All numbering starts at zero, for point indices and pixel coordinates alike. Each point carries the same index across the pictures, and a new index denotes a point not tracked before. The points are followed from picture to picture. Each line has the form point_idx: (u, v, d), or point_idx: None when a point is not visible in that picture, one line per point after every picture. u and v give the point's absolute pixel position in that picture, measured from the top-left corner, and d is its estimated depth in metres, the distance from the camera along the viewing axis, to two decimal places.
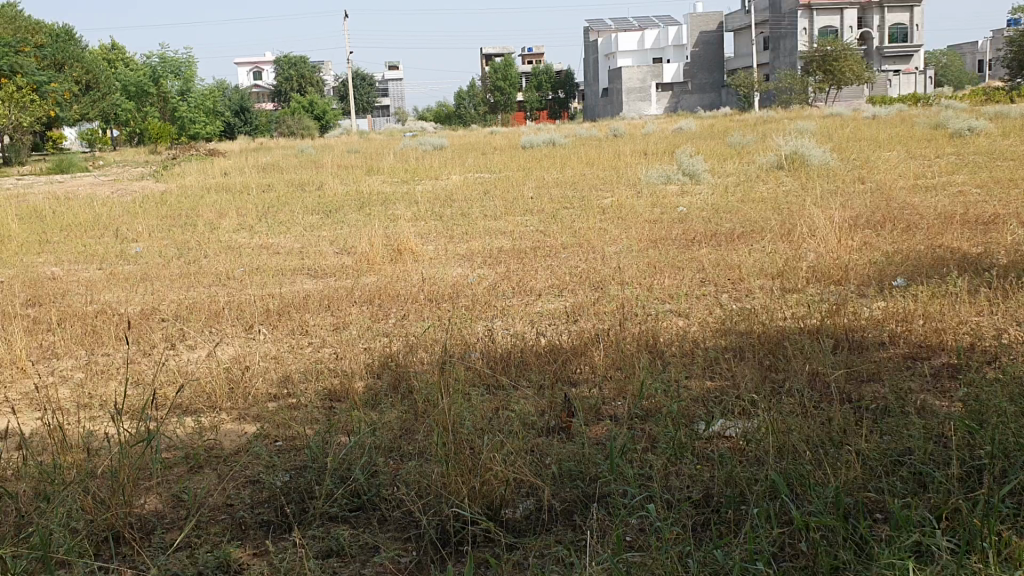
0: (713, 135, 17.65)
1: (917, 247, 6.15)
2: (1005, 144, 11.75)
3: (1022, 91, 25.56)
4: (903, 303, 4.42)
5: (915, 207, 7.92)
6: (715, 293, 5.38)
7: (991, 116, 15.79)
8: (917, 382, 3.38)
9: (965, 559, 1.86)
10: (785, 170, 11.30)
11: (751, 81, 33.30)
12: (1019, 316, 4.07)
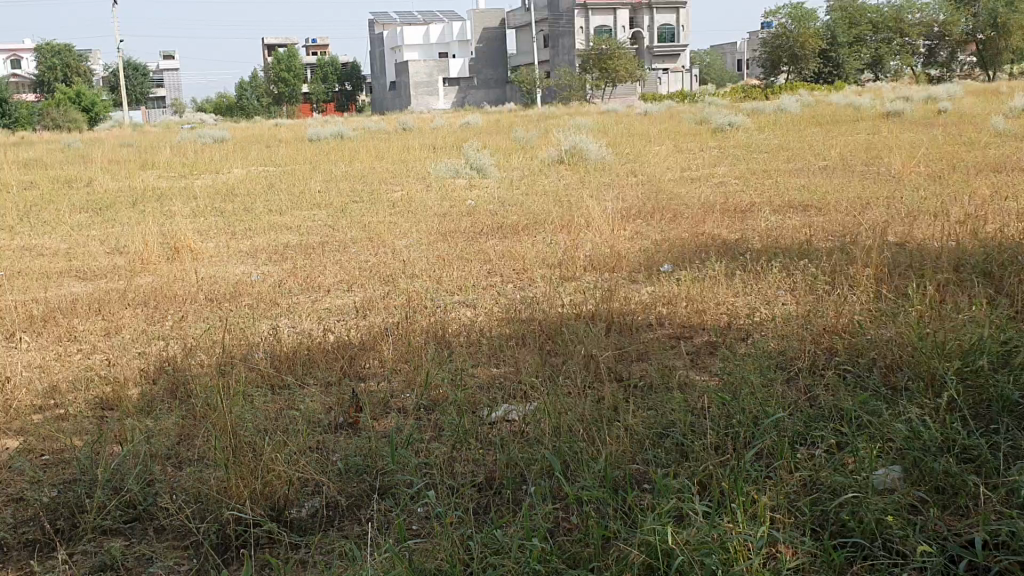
0: (499, 130, 18.04)
1: (683, 235, 6.59)
2: (761, 137, 12.74)
3: (774, 88, 27.79)
4: (669, 288, 4.73)
5: (682, 197, 8.47)
6: (499, 282, 5.53)
7: (749, 111, 17.06)
8: (682, 360, 3.64)
9: (717, 519, 2.04)
10: (566, 164, 11.73)
11: (533, 77, 34.27)
12: (768, 295, 4.45)
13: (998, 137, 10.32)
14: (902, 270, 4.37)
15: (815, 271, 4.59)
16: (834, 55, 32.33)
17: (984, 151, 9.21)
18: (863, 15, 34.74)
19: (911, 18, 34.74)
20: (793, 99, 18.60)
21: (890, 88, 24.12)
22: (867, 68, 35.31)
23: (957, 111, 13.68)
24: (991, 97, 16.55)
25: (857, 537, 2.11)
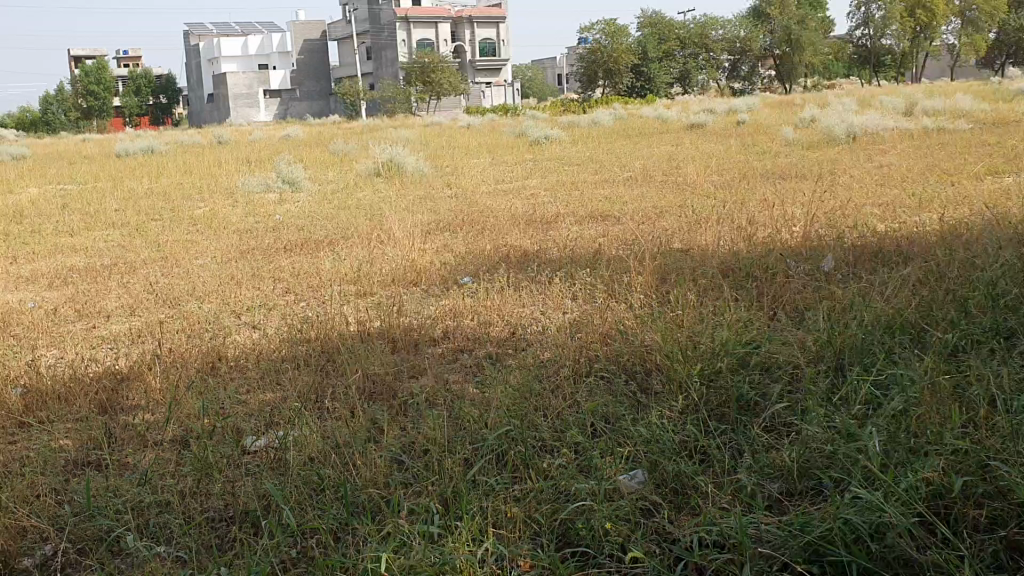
0: (319, 142, 17.72)
1: (485, 247, 6.64)
2: (574, 149, 13.08)
3: (592, 102, 28.65)
4: (459, 302, 4.73)
5: (491, 209, 8.55)
6: (293, 301, 5.38)
7: (568, 125, 17.49)
8: (458, 373, 3.62)
9: (443, 542, 2.04)
10: (382, 176, 11.63)
11: (357, 90, 33.94)
12: (553, 305, 4.52)
13: (787, 146, 11.00)
14: (677, 277, 4.53)
15: (599, 281, 4.72)
16: (645, 69, 33.76)
17: (773, 160, 9.79)
18: (671, 31, 36.41)
19: (715, 34, 36.70)
20: (608, 113, 19.22)
21: (697, 103, 25.40)
22: (677, 81, 37.02)
23: (753, 123, 14.53)
24: (784, 109, 17.69)
25: (586, 546, 2.17)
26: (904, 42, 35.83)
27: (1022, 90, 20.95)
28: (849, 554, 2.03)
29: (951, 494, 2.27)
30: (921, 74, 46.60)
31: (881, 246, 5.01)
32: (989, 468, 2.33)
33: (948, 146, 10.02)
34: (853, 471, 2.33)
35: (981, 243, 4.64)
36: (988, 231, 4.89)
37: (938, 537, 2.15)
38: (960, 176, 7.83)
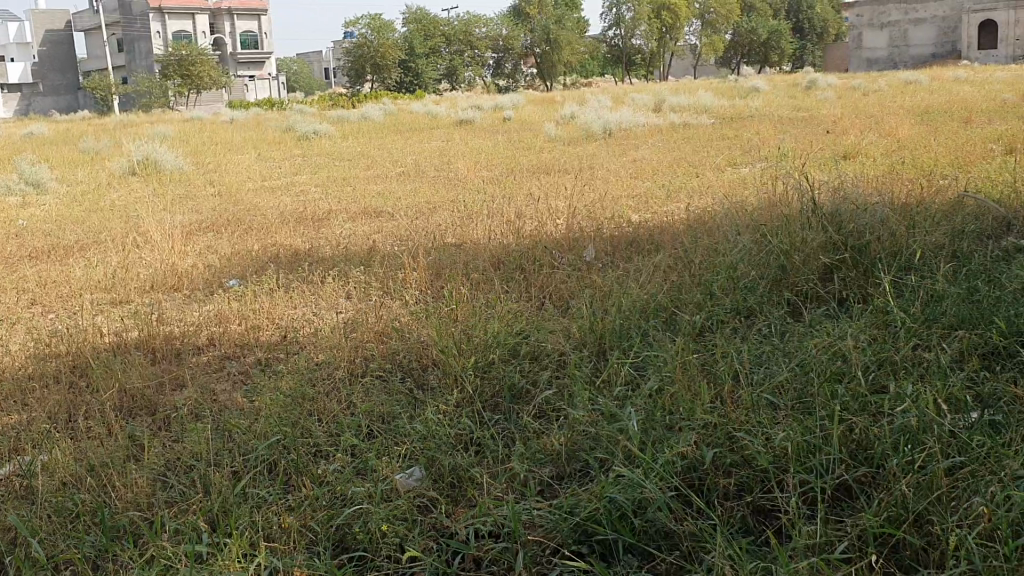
0: (64, 139, 16.44)
1: (252, 247, 6.42)
2: (344, 144, 12.92)
3: (359, 97, 28.37)
4: (226, 305, 4.55)
5: (258, 207, 8.29)
6: (40, 313, 4.96)
7: (336, 119, 17.23)
8: (226, 382, 3.48)
9: (213, 562, 1.97)
10: (137, 175, 10.94)
11: (106, 84, 31.75)
12: (324, 305, 4.44)
13: (549, 141, 11.41)
14: (449, 275, 4.59)
15: (373, 279, 4.69)
16: (412, 65, 33.80)
17: (537, 155, 10.13)
18: (437, 28, 36.72)
19: (478, 32, 37.41)
20: (376, 108, 19.13)
21: (463, 99, 25.82)
22: (443, 77, 37.48)
23: (518, 119, 14.99)
24: (545, 105, 18.35)
25: (363, 549, 2.17)
26: (652, 42, 38.22)
27: (752, 88, 22.95)
28: (614, 532, 2.16)
29: (703, 466, 2.47)
30: (667, 72, 49.84)
31: (636, 236, 5.33)
32: (735, 439, 2.56)
33: (694, 140, 10.80)
34: (617, 451, 2.49)
35: (723, 231, 5.06)
36: (728, 219, 5.33)
37: (694, 508, 2.34)
38: (703, 168, 8.46)
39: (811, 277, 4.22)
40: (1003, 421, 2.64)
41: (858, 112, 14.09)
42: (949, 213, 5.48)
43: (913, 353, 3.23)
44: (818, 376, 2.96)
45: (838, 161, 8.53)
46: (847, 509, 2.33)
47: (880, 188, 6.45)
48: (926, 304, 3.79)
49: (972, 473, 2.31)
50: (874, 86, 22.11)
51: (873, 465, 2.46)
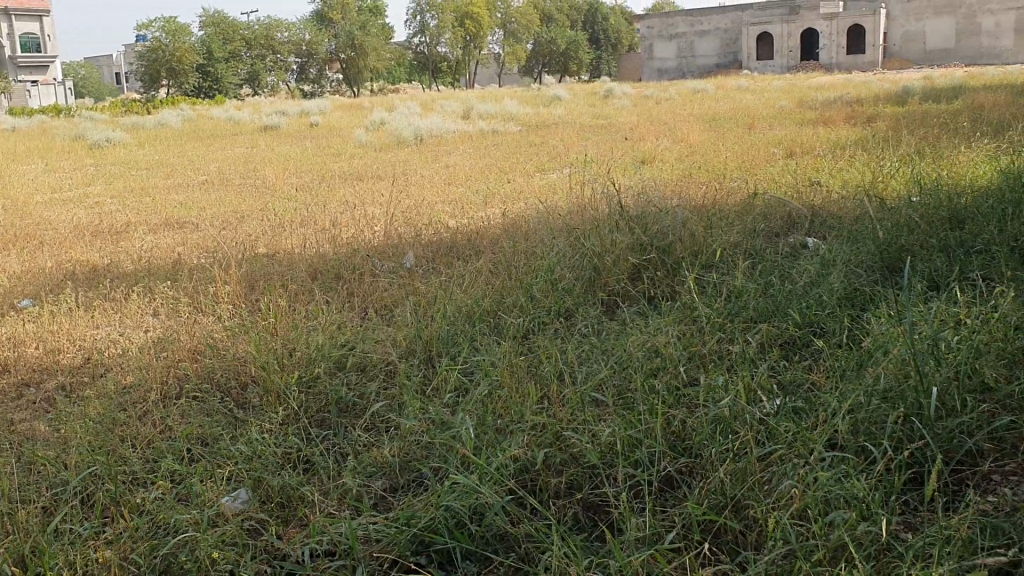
0: None
1: (44, 263, 5.97)
2: (140, 152, 12.26)
3: (153, 103, 26.96)
4: (18, 327, 4.22)
5: (49, 221, 7.72)
6: None
7: (130, 126, 16.35)
8: (24, 410, 3.23)
9: None
10: None
11: None
12: (131, 322, 4.20)
13: (359, 148, 11.30)
14: (266, 287, 4.46)
15: (182, 294, 4.48)
16: (211, 69, 32.29)
17: (347, 161, 10.01)
18: (236, 31, 35.49)
19: (280, 36, 36.47)
20: (173, 114, 18.30)
21: (265, 105, 25.08)
22: (246, 82, 36.41)
23: (325, 125, 14.76)
24: (352, 112, 18.17)
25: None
26: (457, 49, 38.66)
27: (554, 96, 23.61)
28: (453, 540, 2.17)
29: (535, 467, 2.53)
30: (472, 81, 50.52)
31: (453, 242, 5.37)
32: (563, 438, 2.64)
33: (503, 146, 11.01)
34: (449, 459, 2.51)
35: (537, 235, 5.19)
36: (541, 224, 5.48)
37: (529, 508, 2.39)
38: (513, 174, 8.64)
39: (622, 278, 4.41)
40: (803, 405, 2.86)
41: (654, 119, 14.80)
42: (742, 213, 5.87)
43: (720, 345, 3.45)
44: (637, 372, 3.11)
45: (639, 165, 8.94)
46: (671, 499, 2.44)
47: (679, 191, 6.82)
48: (729, 299, 4.04)
49: (781, 457, 2.48)
50: (666, 94, 23.30)
51: (692, 456, 2.60)
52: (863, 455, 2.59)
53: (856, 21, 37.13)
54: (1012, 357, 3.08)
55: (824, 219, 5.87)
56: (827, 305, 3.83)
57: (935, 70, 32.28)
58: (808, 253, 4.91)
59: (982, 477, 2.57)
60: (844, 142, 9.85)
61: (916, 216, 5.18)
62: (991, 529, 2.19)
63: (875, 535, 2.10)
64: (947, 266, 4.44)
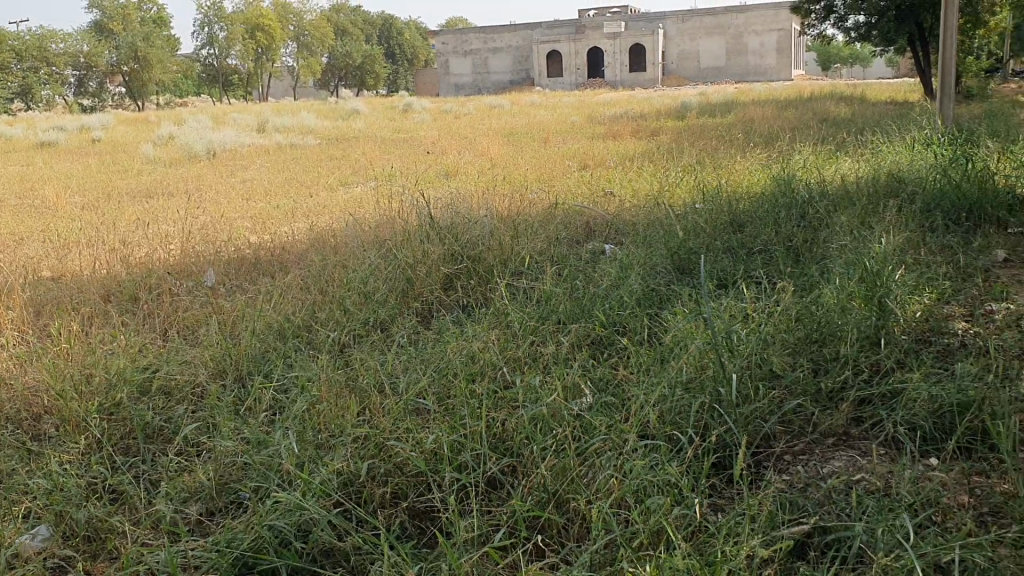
0: None
1: None
2: None
3: None
4: None
5: None
6: None
7: None
8: None
9: None
10: None
11: None
12: None
13: (148, 163, 10.76)
14: (56, 311, 4.18)
15: None
16: None
17: (136, 177, 9.51)
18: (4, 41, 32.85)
19: (54, 47, 34.14)
20: None
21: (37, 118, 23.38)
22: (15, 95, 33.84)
23: (109, 140, 13.94)
24: (137, 127, 17.25)
25: None
26: (248, 63, 37.61)
27: (351, 110, 23.42)
28: (278, 558, 2.12)
29: (358, 479, 2.51)
30: (266, 95, 49.29)
31: (257, 259, 5.23)
32: (386, 448, 2.64)
33: (302, 160, 10.81)
34: (270, 477, 2.45)
35: (346, 249, 5.14)
36: (348, 237, 5.44)
37: (355, 520, 2.36)
38: (316, 187, 8.51)
39: (434, 288, 4.45)
40: (615, 400, 2.99)
41: (453, 133, 14.98)
42: (544, 222, 6.06)
43: (532, 348, 3.54)
44: (456, 378, 3.15)
45: (443, 178, 9.03)
46: (496, 499, 2.48)
47: (483, 202, 6.95)
48: (539, 305, 4.17)
49: (598, 450, 2.58)
50: (462, 109, 23.66)
51: (514, 455, 2.65)
52: (672, 444, 2.73)
53: (639, 39, 39.22)
54: (795, 346, 3.36)
55: (621, 224, 6.15)
56: (629, 305, 4.03)
57: (710, 87, 34.62)
58: (609, 257, 5.13)
59: (777, 457, 2.78)
60: (633, 154, 10.36)
61: (703, 221, 5.54)
62: (789, 503, 2.36)
63: (689, 517, 2.22)
64: (733, 266, 4.77)
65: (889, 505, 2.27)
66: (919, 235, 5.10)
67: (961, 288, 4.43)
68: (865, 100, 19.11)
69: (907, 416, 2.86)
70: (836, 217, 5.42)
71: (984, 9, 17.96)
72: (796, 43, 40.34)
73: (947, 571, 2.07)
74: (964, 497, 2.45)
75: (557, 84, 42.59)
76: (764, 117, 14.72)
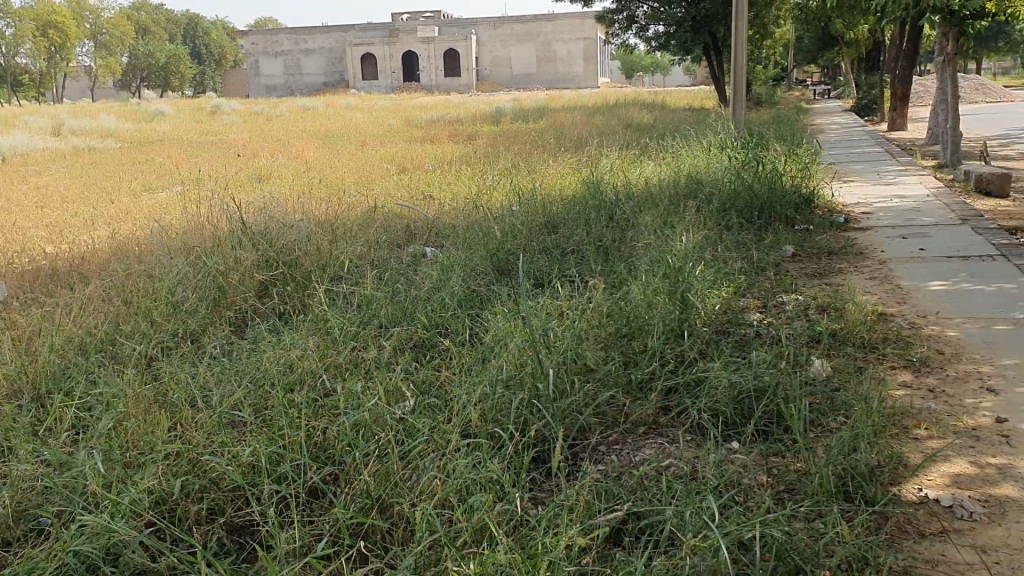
0: None
1: None
2: None
3: None
4: None
5: None
6: None
7: None
8: None
9: None
10: None
11: None
12: None
13: None
14: None
15: None
16: None
17: None
18: None
19: None
20: None
21: None
22: None
23: None
24: None
25: None
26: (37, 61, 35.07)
27: (155, 112, 22.34)
28: None
29: (172, 497, 2.42)
30: (58, 95, 46.16)
31: (54, 270, 4.91)
32: (200, 464, 2.55)
33: (101, 165, 10.22)
34: (74, 501, 2.32)
35: (153, 258, 4.91)
36: (155, 245, 5.20)
37: (170, 540, 2.28)
38: (118, 193, 8.07)
39: (248, 296, 4.33)
40: (437, 402, 3.00)
41: (265, 136, 14.57)
42: (362, 226, 6.01)
43: (353, 354, 3.51)
44: (273, 388, 3.07)
45: (255, 183, 8.77)
46: (319, 509, 2.44)
47: (298, 207, 6.80)
48: (358, 310, 4.13)
49: (420, 452, 2.59)
50: (274, 111, 23.05)
51: (336, 464, 2.62)
52: (494, 442, 2.78)
53: (452, 44, 39.58)
54: (608, 341, 3.49)
55: (438, 227, 6.18)
56: (450, 307, 4.06)
57: (523, 92, 35.41)
58: (428, 260, 5.16)
59: (592, 448, 2.88)
60: (449, 158, 10.43)
61: (519, 223, 5.66)
62: (605, 492, 2.46)
63: (509, 512, 2.27)
64: (549, 266, 4.91)
65: (695, 488, 2.41)
66: (717, 233, 5.44)
67: (754, 282, 4.75)
68: (666, 106, 20.09)
69: (710, 403, 3.04)
70: (642, 217, 5.68)
71: (769, 21, 19.30)
72: (602, 51, 41.92)
73: (748, 547, 2.22)
74: (763, 475, 2.64)
75: (372, 87, 42.29)
76: (574, 122, 15.21)
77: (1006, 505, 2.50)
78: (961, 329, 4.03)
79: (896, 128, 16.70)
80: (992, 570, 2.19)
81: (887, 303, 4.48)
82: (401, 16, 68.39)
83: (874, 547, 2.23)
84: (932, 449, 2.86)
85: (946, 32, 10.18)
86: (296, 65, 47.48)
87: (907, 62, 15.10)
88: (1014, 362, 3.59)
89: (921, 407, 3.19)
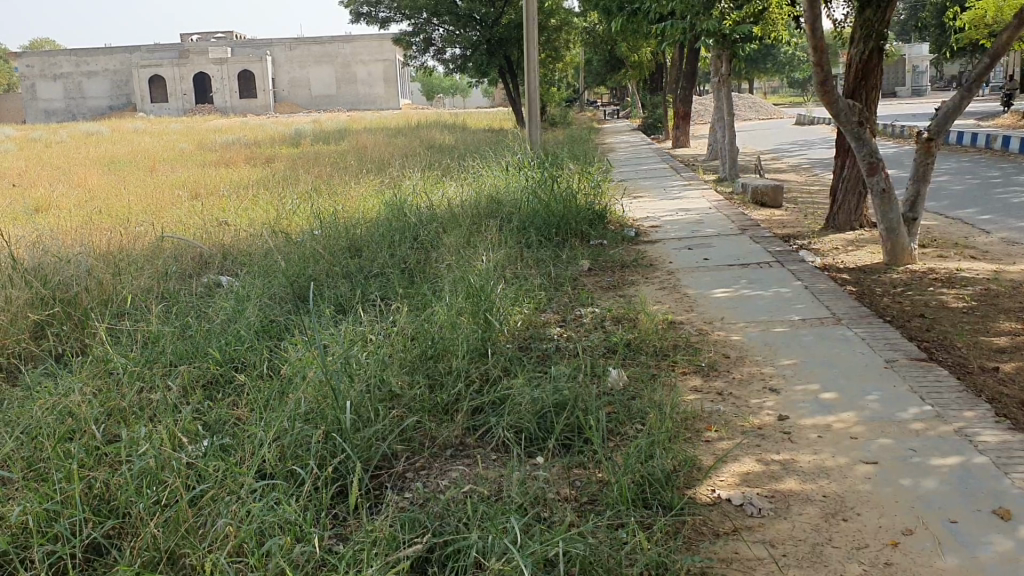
0: None
1: None
2: None
3: None
4: None
5: None
6: None
7: None
8: None
9: None
10: None
11: None
12: None
13: None
14: None
15: None
16: None
17: None
18: None
19: None
20: None
21: None
22: None
23: None
24: None
25: None
26: None
27: None
28: None
29: None
30: None
31: None
32: None
33: None
34: None
35: None
36: None
37: None
38: None
39: (21, 337, 3.98)
40: (231, 441, 2.84)
41: (42, 164, 13.56)
42: (149, 257, 5.67)
43: (138, 395, 3.28)
44: (47, 438, 2.82)
45: (28, 214, 8.11)
46: (100, 567, 2.25)
47: (80, 239, 6.35)
48: (145, 347, 3.87)
49: (213, 497, 2.44)
50: (53, 138, 21.40)
51: (119, 517, 2.43)
52: (293, 479, 2.65)
53: (246, 66, 38.45)
54: (413, 365, 3.43)
55: (234, 255, 5.92)
56: (245, 340, 3.88)
57: (322, 115, 34.88)
58: (223, 290, 4.92)
59: (398, 476, 2.82)
60: (244, 183, 10.06)
61: (319, 247, 5.51)
62: (410, 522, 2.39)
63: (309, 553, 2.17)
64: (350, 291, 4.81)
65: (500, 509, 2.40)
66: (517, 251, 5.51)
67: (554, 297, 4.85)
68: (466, 126, 20.29)
69: (514, 421, 3.05)
70: (444, 239, 5.68)
71: (560, 45, 19.95)
72: (400, 73, 42.00)
73: (554, 563, 2.23)
74: (566, 489, 2.67)
75: (160, 110, 40.31)
76: (375, 144, 15.10)
77: (790, 500, 2.64)
78: (742, 333, 4.27)
79: (681, 145, 17.61)
80: (780, 563, 2.30)
81: (677, 312, 4.69)
82: (189, 38, 65.98)
83: (672, 551, 2.29)
84: (722, 450, 2.99)
85: (721, 53, 10.82)
86: (76, 88, 44.63)
87: (687, 83, 16.00)
88: (790, 361, 3.83)
89: (711, 409, 3.34)
